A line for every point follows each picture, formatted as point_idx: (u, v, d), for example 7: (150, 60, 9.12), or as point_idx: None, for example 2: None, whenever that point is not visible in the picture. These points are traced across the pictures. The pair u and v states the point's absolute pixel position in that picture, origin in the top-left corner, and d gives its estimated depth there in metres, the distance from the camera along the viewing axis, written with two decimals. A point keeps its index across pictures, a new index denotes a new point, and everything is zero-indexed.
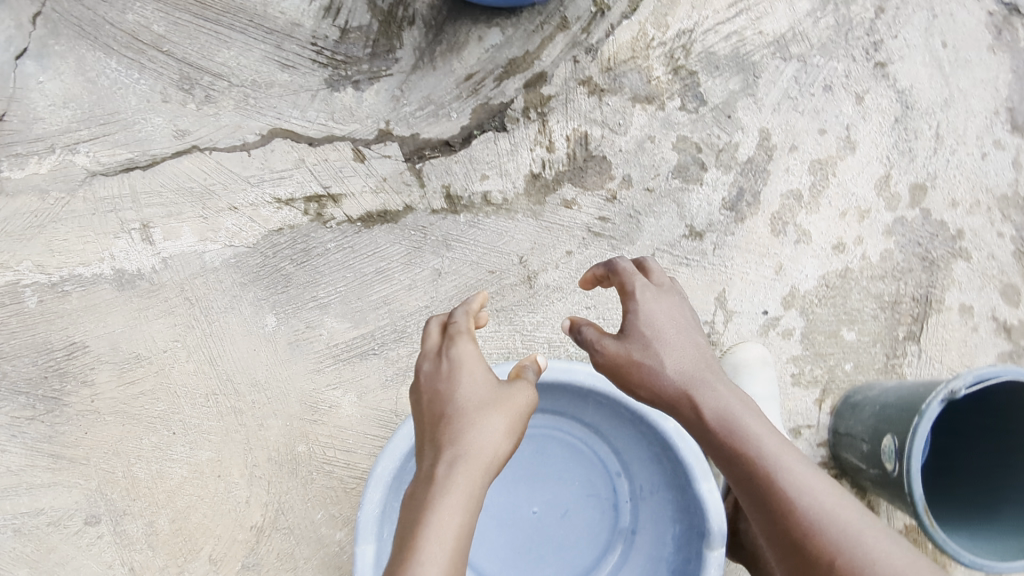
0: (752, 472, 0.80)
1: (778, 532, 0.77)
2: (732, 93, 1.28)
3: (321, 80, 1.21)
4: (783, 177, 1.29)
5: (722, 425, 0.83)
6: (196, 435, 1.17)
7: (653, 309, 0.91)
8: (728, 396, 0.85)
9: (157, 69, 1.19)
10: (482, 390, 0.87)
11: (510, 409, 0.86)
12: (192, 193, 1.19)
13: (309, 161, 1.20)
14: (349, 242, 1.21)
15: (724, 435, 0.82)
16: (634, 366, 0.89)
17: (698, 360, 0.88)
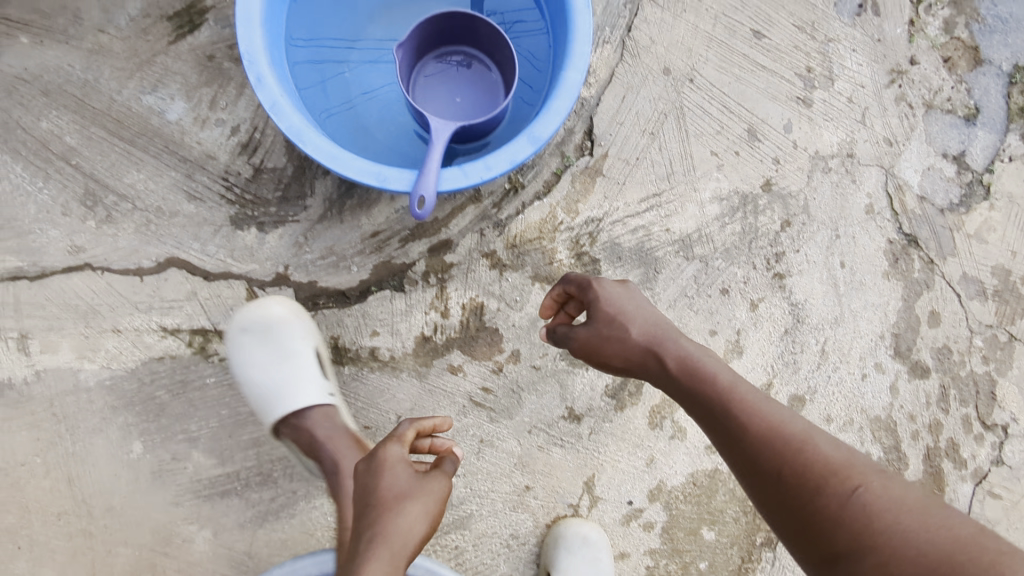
0: (718, 412, 0.88)
1: (743, 456, 0.84)
2: None
3: (226, 216, 1.22)
4: None
5: (689, 376, 0.92)
6: (41, 553, 1.16)
7: (618, 295, 1.00)
8: (691, 354, 0.94)
9: (62, 181, 1.19)
10: (399, 476, 0.86)
11: (426, 505, 0.84)
12: (76, 310, 1.18)
13: (200, 295, 1.21)
14: (229, 380, 1.21)
15: (691, 381, 0.91)
16: (612, 341, 0.98)
17: (668, 336, 0.96)
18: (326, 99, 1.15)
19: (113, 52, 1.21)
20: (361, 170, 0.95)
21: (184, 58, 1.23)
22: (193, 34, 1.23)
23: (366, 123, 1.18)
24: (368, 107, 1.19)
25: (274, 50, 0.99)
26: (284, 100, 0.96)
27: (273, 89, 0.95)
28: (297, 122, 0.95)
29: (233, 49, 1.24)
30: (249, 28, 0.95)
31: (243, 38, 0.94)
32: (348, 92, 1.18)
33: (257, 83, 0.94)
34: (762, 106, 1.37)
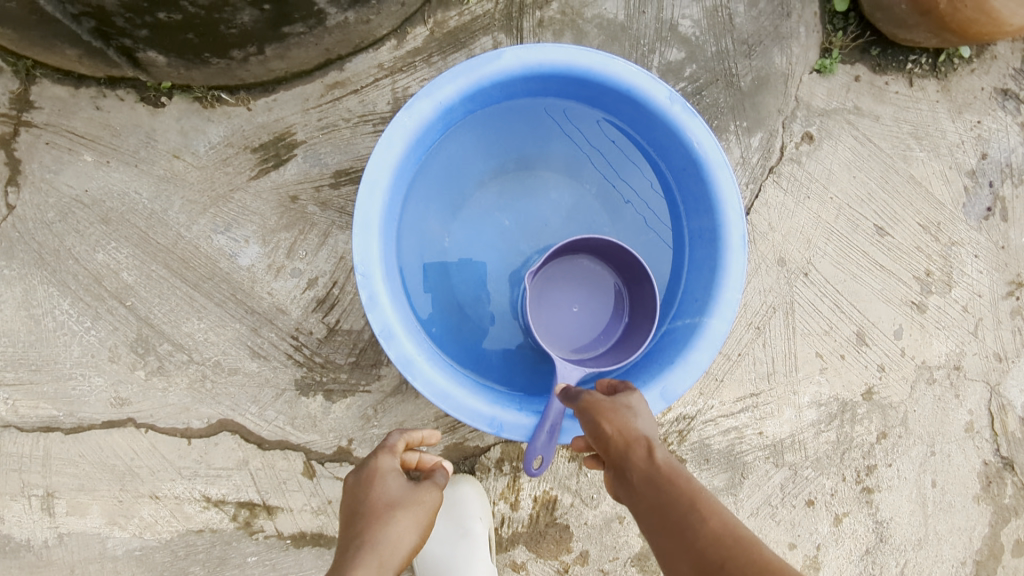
0: (684, 498, 0.60)
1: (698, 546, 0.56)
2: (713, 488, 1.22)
3: (291, 378, 1.09)
4: None
5: (661, 483, 0.63)
6: None
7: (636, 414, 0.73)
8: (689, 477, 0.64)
9: (113, 323, 1.05)
10: (389, 492, 0.76)
11: (414, 517, 0.73)
12: (112, 470, 1.05)
13: (252, 463, 1.08)
14: (272, 560, 1.09)
15: (665, 486, 0.62)
16: (608, 420, 0.71)
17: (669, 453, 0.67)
18: (424, 280, 1.00)
19: (186, 180, 1.07)
20: (471, 413, 0.84)
21: (265, 196, 1.09)
22: (278, 169, 1.09)
23: (464, 306, 1.03)
24: (467, 287, 1.04)
25: (386, 254, 0.86)
26: (396, 322, 0.83)
27: (387, 311, 0.83)
28: (409, 350, 0.83)
29: (319, 190, 1.10)
30: (366, 236, 0.82)
31: (358, 248, 0.81)
32: (448, 270, 1.02)
33: (369, 304, 0.82)
34: (875, 308, 1.27)
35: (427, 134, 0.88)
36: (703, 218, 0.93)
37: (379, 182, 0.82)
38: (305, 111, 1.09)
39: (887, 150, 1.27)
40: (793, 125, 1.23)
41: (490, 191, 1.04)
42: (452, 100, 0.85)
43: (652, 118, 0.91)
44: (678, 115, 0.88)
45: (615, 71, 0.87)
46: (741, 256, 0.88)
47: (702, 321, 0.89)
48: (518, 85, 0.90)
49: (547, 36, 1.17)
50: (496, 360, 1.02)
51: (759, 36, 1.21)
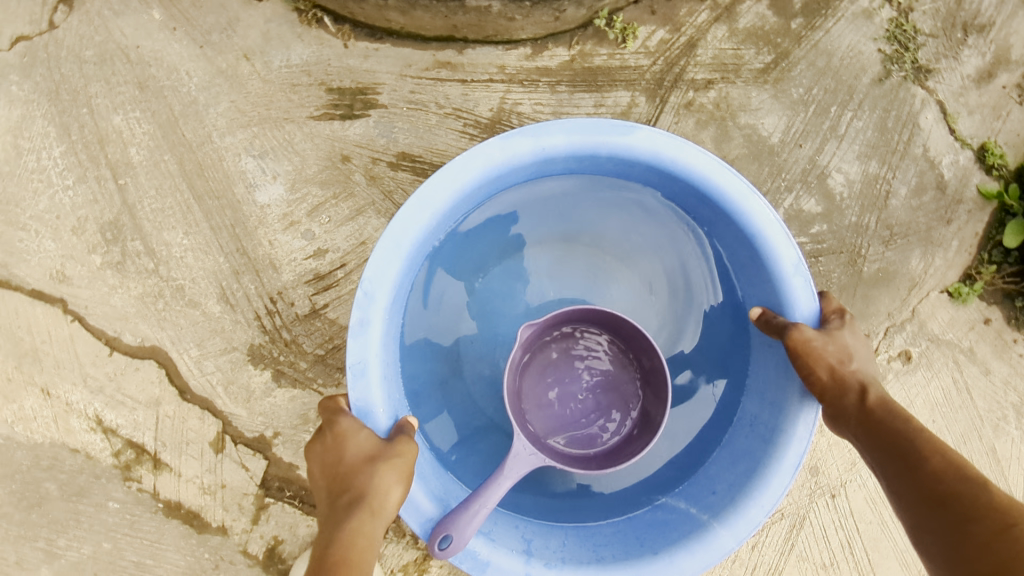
0: (918, 459, 0.65)
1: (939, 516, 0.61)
2: None
3: (248, 342, 0.95)
4: None
5: (890, 420, 0.68)
6: None
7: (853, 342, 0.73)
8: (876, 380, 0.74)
9: (95, 194, 0.93)
10: (366, 447, 0.67)
11: (398, 472, 0.66)
12: (16, 343, 0.93)
13: (163, 408, 0.95)
14: (134, 515, 0.96)
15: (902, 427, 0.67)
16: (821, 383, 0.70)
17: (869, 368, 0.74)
18: (436, 315, 0.85)
19: (244, 87, 0.95)
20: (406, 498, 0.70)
21: (316, 142, 0.96)
22: (343, 122, 0.97)
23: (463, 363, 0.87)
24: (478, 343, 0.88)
25: (404, 281, 0.74)
26: (373, 360, 0.70)
27: (370, 347, 0.69)
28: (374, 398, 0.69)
29: (374, 163, 0.97)
30: (389, 252, 0.69)
31: (373, 262, 0.69)
32: (467, 314, 0.87)
33: (355, 330, 0.68)
34: (887, 567, 1.07)
35: (513, 174, 0.76)
36: (765, 407, 0.77)
37: (432, 205, 0.70)
38: (402, 76, 0.97)
39: (981, 410, 1.07)
40: (896, 336, 1.06)
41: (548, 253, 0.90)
42: (557, 152, 0.73)
43: (762, 278, 0.75)
44: (794, 289, 0.73)
45: (747, 208, 0.72)
46: (788, 476, 0.71)
47: (707, 522, 0.72)
48: (634, 167, 0.77)
49: (689, 121, 1.02)
50: (469, 445, 0.83)
51: (907, 229, 1.05)
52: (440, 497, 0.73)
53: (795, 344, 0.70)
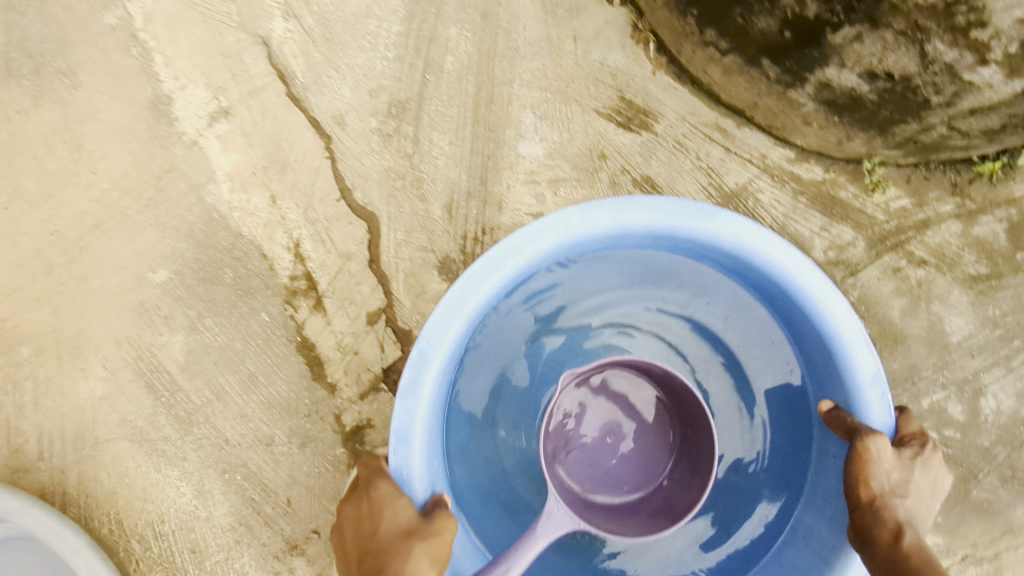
0: None
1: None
2: None
3: (445, 251, 1.05)
4: None
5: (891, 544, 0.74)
6: (11, 232, 1.04)
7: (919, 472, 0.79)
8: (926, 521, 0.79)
9: (402, 74, 1.07)
10: (403, 525, 0.75)
11: (430, 548, 0.73)
12: (275, 149, 1.05)
13: (350, 264, 1.05)
14: (274, 335, 1.05)
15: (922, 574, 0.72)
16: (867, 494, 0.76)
17: (925, 506, 0.80)
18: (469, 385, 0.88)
19: (559, 59, 1.08)
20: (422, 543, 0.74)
21: (587, 131, 1.08)
22: (617, 127, 1.08)
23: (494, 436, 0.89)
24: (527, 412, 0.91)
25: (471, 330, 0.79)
26: (419, 403, 0.75)
27: (429, 369, 0.75)
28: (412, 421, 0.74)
29: (621, 173, 1.08)
30: (460, 315, 0.75)
31: (441, 315, 0.74)
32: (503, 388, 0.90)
33: (422, 349, 0.74)
34: None
35: (588, 243, 0.81)
36: (822, 516, 0.82)
37: (517, 254, 0.75)
38: (682, 119, 1.09)
39: None
40: (968, 565, 1.08)
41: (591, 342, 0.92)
42: (636, 224, 0.78)
43: (835, 385, 0.80)
44: (869, 399, 0.78)
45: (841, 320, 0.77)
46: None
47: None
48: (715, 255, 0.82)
49: (890, 284, 1.09)
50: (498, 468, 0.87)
51: None
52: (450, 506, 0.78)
53: (860, 449, 0.75)
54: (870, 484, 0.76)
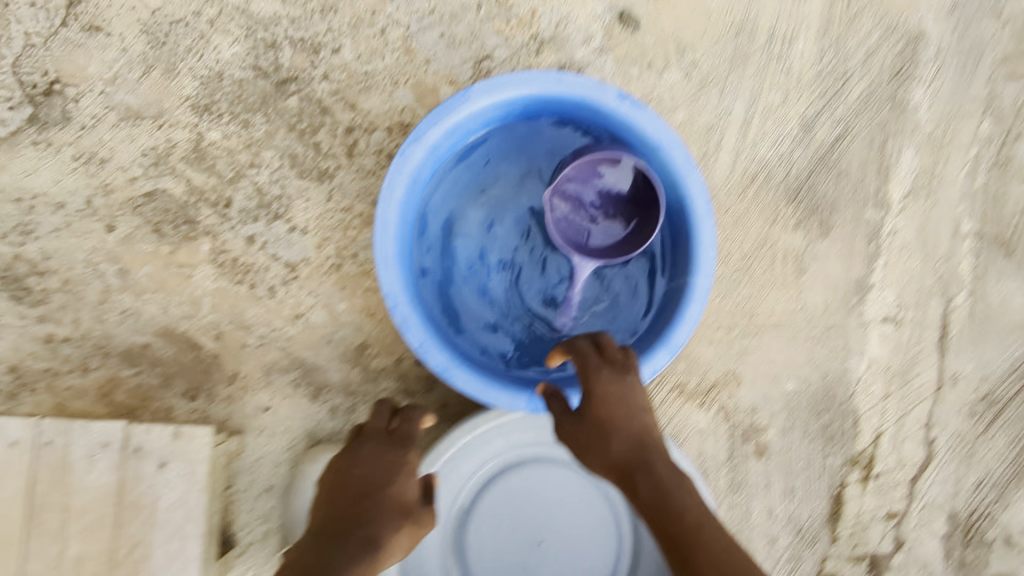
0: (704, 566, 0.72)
1: (655, 522, 0.76)
2: None
3: (954, 507, 1.42)
4: None
5: (673, 516, 0.75)
6: (723, 287, 1.38)
7: (610, 390, 0.86)
8: (633, 395, 0.87)
9: (1005, 384, 1.44)
10: None
11: None
12: (904, 367, 1.42)
13: (896, 470, 1.41)
14: (823, 474, 1.39)
15: (637, 470, 0.80)
16: (588, 451, 0.85)
17: (632, 404, 0.86)
18: (447, 228, 1.14)
19: None
20: (432, 351, 1.02)
21: None
22: None
23: (462, 255, 1.14)
24: (492, 250, 1.15)
25: (401, 230, 1.04)
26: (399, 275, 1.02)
27: (394, 283, 1.01)
28: (399, 307, 1.01)
29: None
30: (383, 234, 1.00)
31: (380, 243, 1.00)
32: (451, 222, 1.14)
33: (385, 262, 1.00)
34: None
35: (425, 167, 1.06)
36: (678, 212, 1.08)
37: (389, 224, 1.00)
38: None
39: None
40: None
41: (488, 170, 1.15)
42: (422, 152, 1.02)
43: (609, 118, 1.08)
44: (626, 110, 1.04)
45: (603, 99, 1.05)
46: (707, 215, 1.04)
47: (688, 278, 1.06)
48: (496, 112, 1.09)
49: None
50: (460, 300, 1.14)
51: None
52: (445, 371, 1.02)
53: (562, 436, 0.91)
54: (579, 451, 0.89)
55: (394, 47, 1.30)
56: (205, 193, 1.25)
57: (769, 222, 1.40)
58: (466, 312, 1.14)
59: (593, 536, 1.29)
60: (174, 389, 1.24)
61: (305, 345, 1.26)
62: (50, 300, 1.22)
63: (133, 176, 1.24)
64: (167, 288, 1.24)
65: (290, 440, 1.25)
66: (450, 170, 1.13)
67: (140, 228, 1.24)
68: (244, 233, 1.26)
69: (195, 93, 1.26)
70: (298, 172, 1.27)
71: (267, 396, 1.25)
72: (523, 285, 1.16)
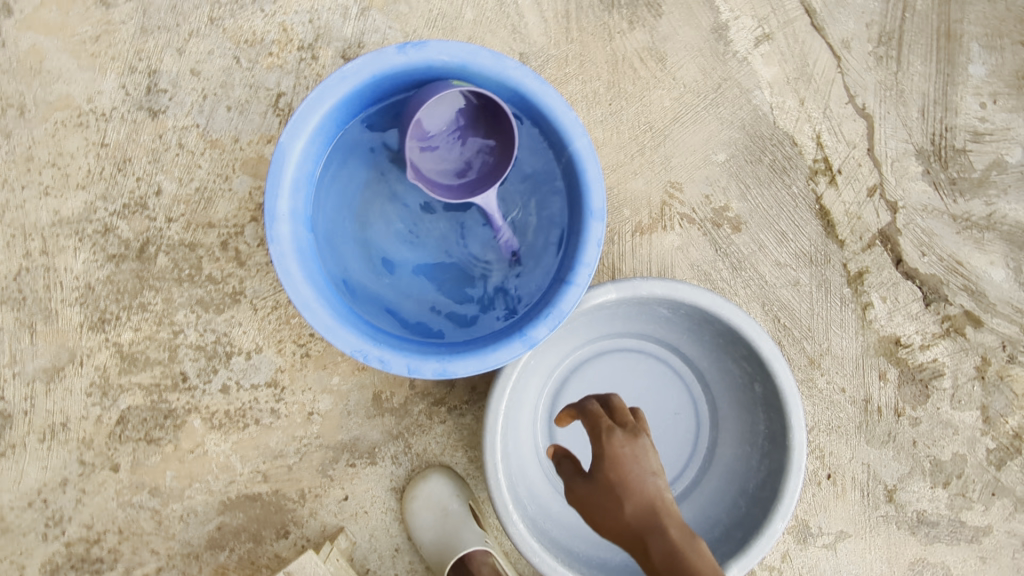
0: None
1: (673, 574, 0.84)
2: (1013, 489, 1.48)
3: (917, 145, 1.47)
4: (958, 556, 1.48)
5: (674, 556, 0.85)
6: (613, 122, 1.40)
7: (624, 452, 0.98)
8: (645, 456, 0.98)
9: (888, 16, 1.46)
10: None
11: None
12: (802, 67, 1.44)
13: (855, 153, 1.45)
14: (801, 201, 1.44)
15: (647, 526, 0.90)
16: (604, 510, 0.95)
17: (644, 466, 0.97)
18: (363, 262, 1.15)
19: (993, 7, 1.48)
20: (421, 363, 1.03)
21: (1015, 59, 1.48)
22: None
23: (393, 274, 1.16)
24: (406, 245, 1.17)
25: (322, 294, 1.05)
26: (349, 330, 1.03)
27: (350, 339, 1.03)
28: (369, 354, 1.03)
29: None
30: (311, 309, 1.02)
31: (313, 317, 1.01)
32: (363, 256, 1.15)
33: (330, 329, 1.02)
34: None
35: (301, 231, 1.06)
36: (522, 100, 1.07)
37: (308, 298, 1.02)
38: None
39: None
40: None
41: (358, 193, 1.15)
42: (287, 222, 1.02)
43: (408, 72, 1.06)
44: (414, 54, 1.02)
45: (389, 61, 1.02)
46: (543, 86, 1.04)
47: (569, 144, 1.06)
48: (318, 142, 1.07)
49: None
50: (416, 303, 1.15)
51: None
52: (444, 370, 1.04)
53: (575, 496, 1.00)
54: (589, 515, 0.97)
55: (201, 151, 1.29)
56: (161, 382, 1.29)
57: (606, 41, 1.39)
58: (429, 310, 1.16)
59: (658, 385, 1.40)
60: (268, 539, 1.31)
61: (334, 430, 1.32)
62: (122, 553, 1.29)
63: (96, 416, 1.28)
64: (196, 474, 1.30)
65: (383, 505, 1.33)
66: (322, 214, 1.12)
67: (137, 448, 1.29)
68: (216, 388, 1.30)
69: (86, 315, 1.28)
70: (216, 309, 1.30)
71: (340, 489, 1.32)
72: (453, 252, 1.17)
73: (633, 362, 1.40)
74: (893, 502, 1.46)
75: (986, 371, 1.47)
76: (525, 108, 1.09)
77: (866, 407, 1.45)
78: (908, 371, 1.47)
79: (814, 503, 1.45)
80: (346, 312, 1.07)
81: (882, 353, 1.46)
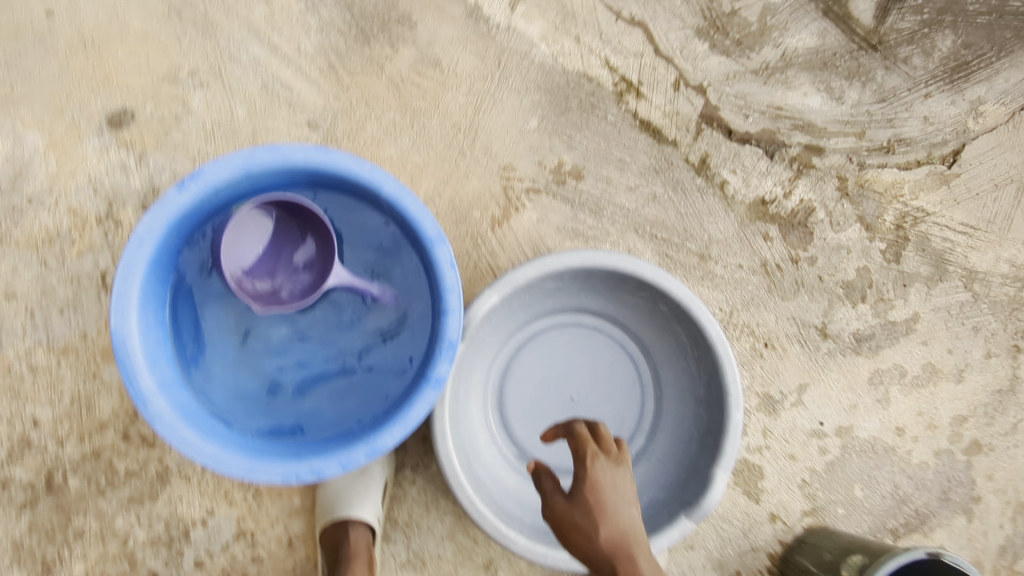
0: None
1: None
2: (918, 273, 1.59)
3: (694, 26, 1.54)
4: (903, 353, 1.58)
5: None
6: (423, 140, 1.42)
7: (605, 478, 1.05)
8: (624, 486, 1.06)
9: None
10: None
11: None
12: (562, 8, 1.48)
13: (645, 60, 1.51)
14: (622, 125, 1.49)
15: (621, 551, 0.98)
16: (577, 530, 1.02)
17: (621, 495, 1.04)
18: (263, 392, 1.16)
19: None
20: (350, 454, 1.04)
21: None
22: None
23: (296, 384, 1.17)
24: (290, 352, 1.18)
25: (229, 441, 1.05)
26: (269, 461, 1.04)
27: (275, 468, 1.03)
28: (298, 473, 1.03)
29: None
30: (223, 462, 1.02)
31: (228, 469, 1.02)
32: (257, 384, 1.16)
33: (251, 470, 1.02)
34: None
35: (180, 395, 1.07)
36: (317, 174, 1.09)
37: (215, 454, 1.02)
38: None
39: None
40: None
41: (226, 332, 1.16)
42: (160, 397, 1.02)
43: (199, 204, 1.06)
44: (193, 188, 1.02)
45: (175, 205, 1.03)
46: (325, 154, 1.05)
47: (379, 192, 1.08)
48: (153, 308, 1.07)
49: None
50: (325, 399, 1.17)
51: None
52: (375, 449, 1.05)
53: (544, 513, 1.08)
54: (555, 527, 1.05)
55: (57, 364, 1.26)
56: None
57: (379, 73, 1.41)
58: (339, 398, 1.17)
59: (584, 347, 1.44)
60: None
61: None
62: None
63: None
64: None
65: None
66: (197, 367, 1.13)
67: None
68: (190, 568, 1.28)
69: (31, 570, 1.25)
70: (150, 498, 1.28)
71: None
72: (335, 336, 1.19)
73: (553, 338, 1.44)
74: (829, 337, 1.55)
75: (847, 187, 1.57)
76: (324, 179, 1.10)
77: (766, 270, 1.53)
78: (785, 221, 1.55)
79: (767, 373, 1.52)
80: (260, 445, 1.08)
81: (757, 218, 1.53)
